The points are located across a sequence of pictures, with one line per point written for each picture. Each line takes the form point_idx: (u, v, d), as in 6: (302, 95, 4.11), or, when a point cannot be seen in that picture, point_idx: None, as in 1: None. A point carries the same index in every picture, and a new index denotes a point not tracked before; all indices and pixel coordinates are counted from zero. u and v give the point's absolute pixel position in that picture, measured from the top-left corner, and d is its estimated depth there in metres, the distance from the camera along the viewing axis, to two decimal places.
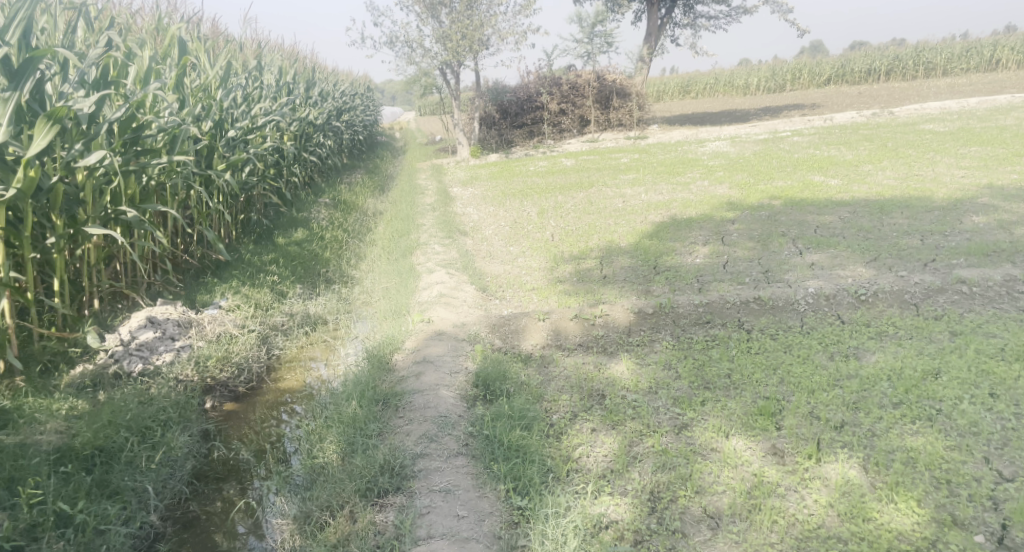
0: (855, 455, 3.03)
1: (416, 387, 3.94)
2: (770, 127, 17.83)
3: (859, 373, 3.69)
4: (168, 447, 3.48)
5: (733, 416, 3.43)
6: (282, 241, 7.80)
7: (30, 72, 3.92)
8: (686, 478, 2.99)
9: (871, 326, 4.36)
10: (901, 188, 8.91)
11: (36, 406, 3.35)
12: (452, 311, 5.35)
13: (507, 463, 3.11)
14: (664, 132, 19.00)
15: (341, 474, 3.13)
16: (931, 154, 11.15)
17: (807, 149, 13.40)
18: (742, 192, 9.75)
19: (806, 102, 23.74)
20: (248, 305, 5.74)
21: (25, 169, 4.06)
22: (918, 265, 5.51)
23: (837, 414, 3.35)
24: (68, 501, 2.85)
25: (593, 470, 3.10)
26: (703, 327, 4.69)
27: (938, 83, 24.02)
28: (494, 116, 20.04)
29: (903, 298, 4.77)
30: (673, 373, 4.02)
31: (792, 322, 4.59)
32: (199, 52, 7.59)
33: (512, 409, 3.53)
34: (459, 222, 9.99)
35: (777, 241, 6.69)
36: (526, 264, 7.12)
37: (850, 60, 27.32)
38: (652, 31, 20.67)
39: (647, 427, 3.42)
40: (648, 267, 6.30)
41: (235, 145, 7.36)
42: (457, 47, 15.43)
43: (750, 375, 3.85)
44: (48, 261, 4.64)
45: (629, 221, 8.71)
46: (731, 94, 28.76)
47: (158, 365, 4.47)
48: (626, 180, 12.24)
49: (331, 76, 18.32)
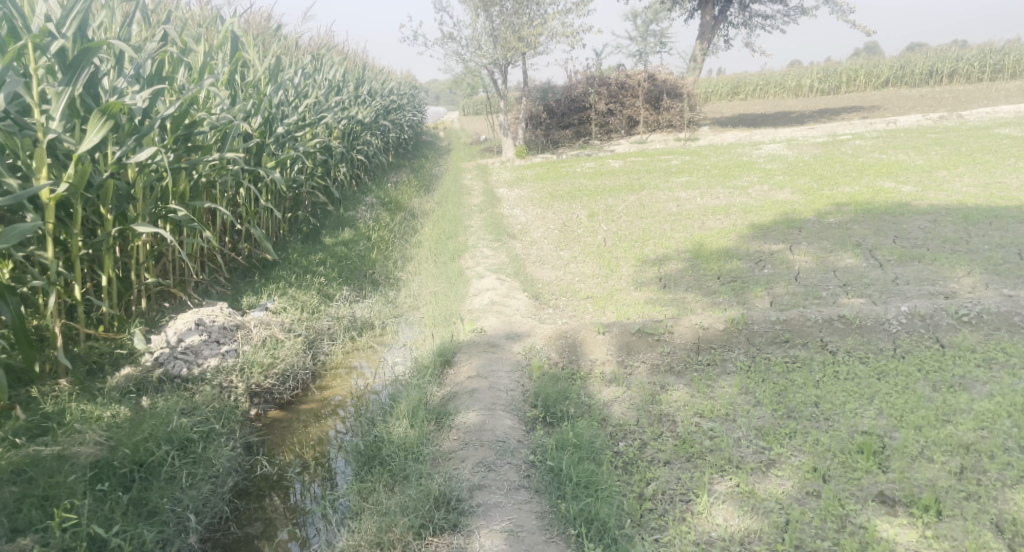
0: (985, 512, 2.60)
1: (470, 405, 3.66)
2: (830, 129, 17.05)
3: (973, 407, 3.25)
4: (209, 463, 3.29)
5: (830, 453, 3.04)
6: (330, 241, 7.65)
7: (84, 65, 3.78)
8: (782, 528, 2.63)
9: (976, 351, 3.89)
10: (984, 197, 8.23)
11: (79, 414, 3.24)
12: (504, 321, 5.07)
13: (577, 501, 2.80)
14: (716, 134, 18.33)
15: (393, 505, 2.87)
16: (1012, 161, 10.37)
17: (872, 152, 12.65)
18: (807, 198, 9.17)
19: (865, 104, 22.71)
20: (295, 308, 5.56)
21: (77, 164, 3.90)
22: (1020, 283, 5.00)
23: (954, 457, 2.93)
24: (103, 522, 2.67)
25: (669, 512, 2.78)
26: (781, 347, 4.25)
27: (1007, 86, 22.69)
28: (541, 116, 19.74)
29: (1012, 321, 4.25)
30: (751, 399, 3.64)
31: (883, 345, 4.12)
32: (252, 48, 7.45)
33: (579, 437, 3.22)
34: (507, 224, 9.71)
35: (852, 252, 6.16)
36: (579, 271, 6.78)
37: (910, 62, 26.05)
38: (705, 31, 20.04)
39: (729, 462, 3.07)
40: (712, 277, 5.88)
41: (284, 142, 7.22)
42: (507, 45, 15.16)
43: (841, 405, 3.43)
44: (98, 258, 4.51)
45: (686, 227, 8.25)
46: (783, 96, 27.85)
47: (203, 370, 4.25)
48: (679, 183, 11.76)
49: (379, 73, 18.23)
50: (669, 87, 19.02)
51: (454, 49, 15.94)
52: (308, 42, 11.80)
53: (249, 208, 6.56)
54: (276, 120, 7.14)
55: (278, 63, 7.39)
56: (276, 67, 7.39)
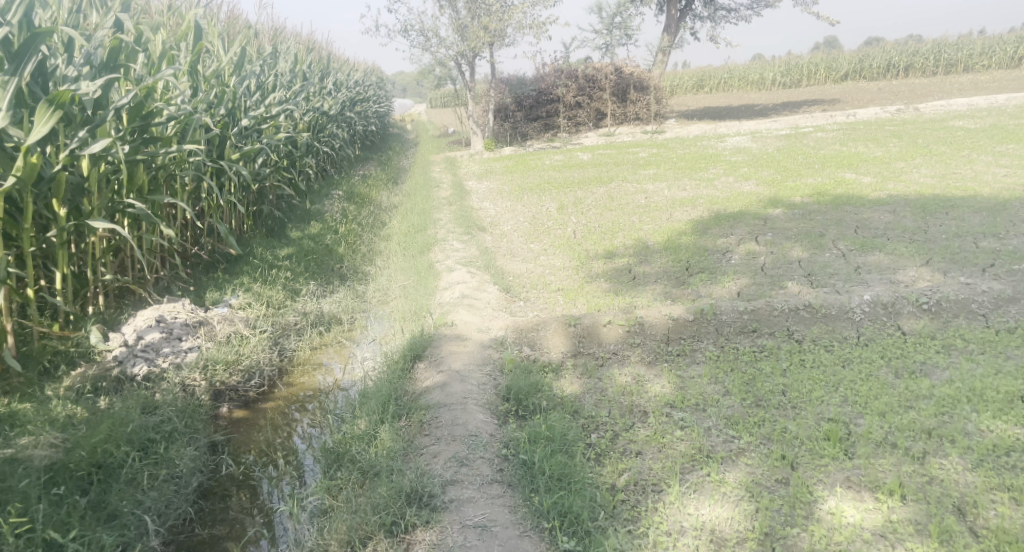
0: (947, 495, 2.68)
1: (443, 400, 3.62)
2: (792, 122, 17.35)
3: (934, 393, 3.34)
4: (172, 463, 3.19)
5: (797, 441, 3.09)
6: (296, 236, 7.49)
7: (30, 53, 3.58)
8: (753, 516, 2.67)
9: (936, 338, 4.00)
10: (941, 187, 8.47)
11: (33, 414, 3.11)
12: (475, 314, 5.03)
13: (551, 495, 2.79)
14: (683, 126, 18.50)
15: (364, 504, 2.82)
16: (966, 152, 10.70)
17: (833, 144, 12.92)
18: (771, 189, 9.32)
19: (826, 97, 23.15)
20: (260, 304, 5.41)
21: (25, 157, 3.72)
22: (976, 271, 5.16)
23: (917, 442, 3.01)
24: (60, 527, 2.57)
25: (643, 503, 2.79)
26: (749, 337, 4.30)
27: (960, 79, 23.37)
28: (509, 108, 19.64)
29: (969, 308, 4.39)
30: (721, 388, 3.68)
31: (848, 333, 4.21)
32: (213, 38, 7.23)
33: (551, 430, 3.21)
34: (476, 217, 9.65)
35: (816, 242, 6.28)
36: (549, 263, 6.76)
37: (868, 56, 26.63)
38: (671, 24, 20.16)
39: (700, 452, 3.09)
40: (681, 268, 5.93)
41: (248, 134, 7.02)
42: (474, 37, 15.05)
43: (809, 393, 3.49)
44: (50, 254, 4.32)
45: (654, 219, 8.31)
46: (746, 90, 28.29)
47: (164, 368, 4.12)
48: (647, 175, 11.85)
49: (345, 65, 17.92)
50: (636, 80, 19.15)
51: (420, 40, 15.75)
52: (271, 32, 11.53)
53: (210, 202, 6.37)
54: (239, 112, 6.95)
55: (240, 53, 7.19)
56: (239, 57, 7.18)
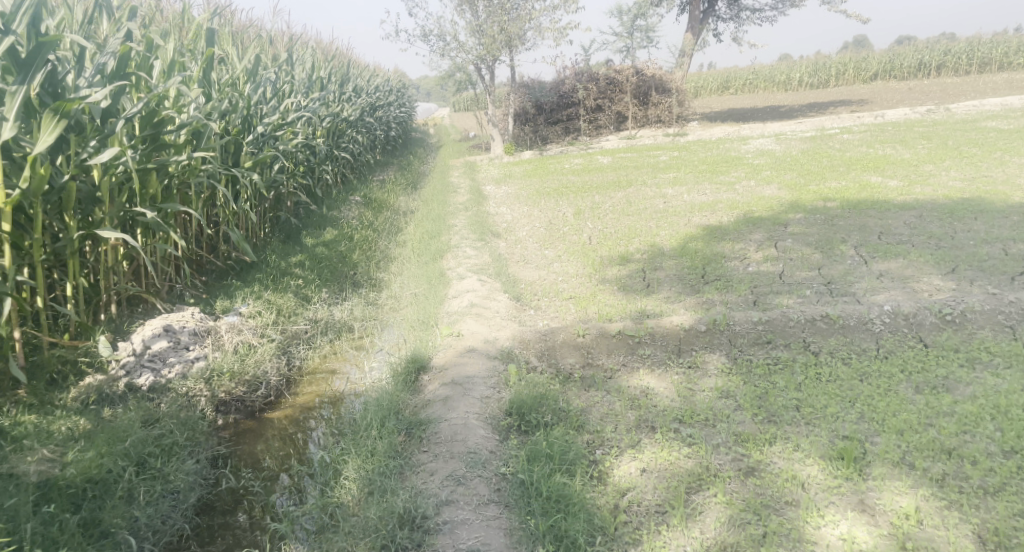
0: (966, 522, 2.54)
1: (445, 415, 3.57)
2: (818, 123, 16.99)
3: (956, 410, 3.18)
4: (169, 478, 3.21)
5: (809, 460, 2.96)
6: (311, 242, 7.49)
7: (37, 62, 3.62)
8: (759, 541, 2.55)
9: (960, 351, 3.82)
10: (971, 191, 8.18)
11: (33, 426, 3.13)
12: (483, 323, 4.96)
13: (548, 518, 2.71)
14: (705, 129, 18.24)
15: (357, 523, 2.77)
16: (998, 154, 10.34)
17: (860, 146, 12.60)
18: (793, 193, 9.11)
19: (854, 98, 22.67)
20: (270, 312, 5.41)
21: (34, 169, 3.76)
22: (1004, 280, 4.94)
23: (936, 463, 2.86)
24: (49, 545, 2.58)
25: (645, 525, 2.70)
26: (763, 349, 4.15)
27: (994, 79, 22.68)
28: (528, 112, 19.54)
29: (996, 319, 4.19)
30: (732, 402, 3.55)
31: (867, 345, 4.04)
32: (229, 46, 7.28)
33: (552, 447, 3.13)
34: (492, 222, 9.60)
35: (837, 248, 6.09)
36: (563, 270, 6.66)
37: (898, 56, 26.00)
38: (693, 25, 19.91)
39: (707, 471, 2.98)
40: (696, 275, 5.79)
41: (263, 141, 7.03)
42: (493, 40, 15.02)
43: (823, 408, 3.35)
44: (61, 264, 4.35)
45: (672, 224, 8.17)
46: (771, 91, 27.86)
47: (170, 379, 4.14)
48: (666, 179, 11.67)
49: (367, 71, 18.01)
50: (657, 82, 18.92)
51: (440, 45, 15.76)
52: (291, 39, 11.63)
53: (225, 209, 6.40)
54: (254, 119, 6.97)
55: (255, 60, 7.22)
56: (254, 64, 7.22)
